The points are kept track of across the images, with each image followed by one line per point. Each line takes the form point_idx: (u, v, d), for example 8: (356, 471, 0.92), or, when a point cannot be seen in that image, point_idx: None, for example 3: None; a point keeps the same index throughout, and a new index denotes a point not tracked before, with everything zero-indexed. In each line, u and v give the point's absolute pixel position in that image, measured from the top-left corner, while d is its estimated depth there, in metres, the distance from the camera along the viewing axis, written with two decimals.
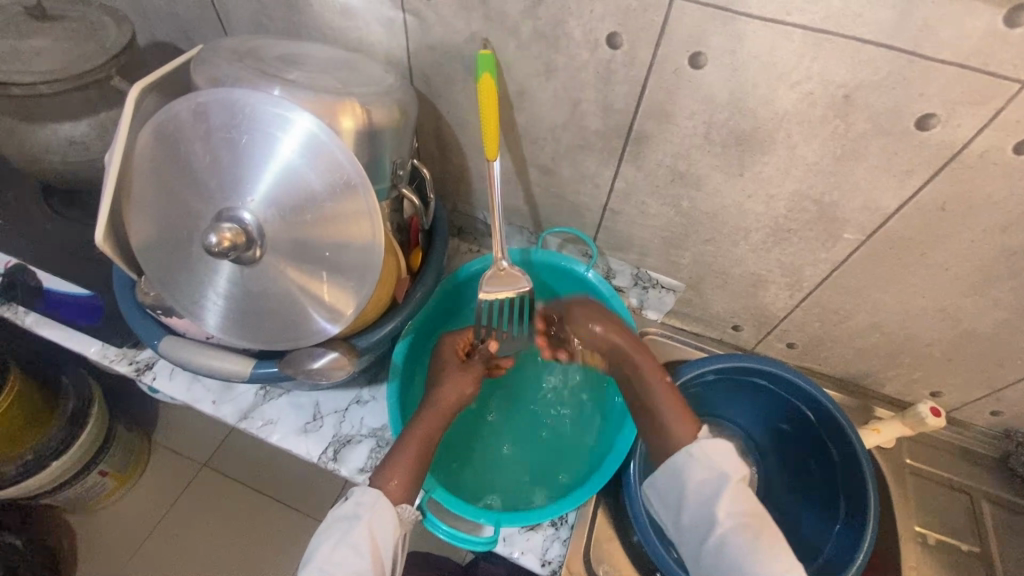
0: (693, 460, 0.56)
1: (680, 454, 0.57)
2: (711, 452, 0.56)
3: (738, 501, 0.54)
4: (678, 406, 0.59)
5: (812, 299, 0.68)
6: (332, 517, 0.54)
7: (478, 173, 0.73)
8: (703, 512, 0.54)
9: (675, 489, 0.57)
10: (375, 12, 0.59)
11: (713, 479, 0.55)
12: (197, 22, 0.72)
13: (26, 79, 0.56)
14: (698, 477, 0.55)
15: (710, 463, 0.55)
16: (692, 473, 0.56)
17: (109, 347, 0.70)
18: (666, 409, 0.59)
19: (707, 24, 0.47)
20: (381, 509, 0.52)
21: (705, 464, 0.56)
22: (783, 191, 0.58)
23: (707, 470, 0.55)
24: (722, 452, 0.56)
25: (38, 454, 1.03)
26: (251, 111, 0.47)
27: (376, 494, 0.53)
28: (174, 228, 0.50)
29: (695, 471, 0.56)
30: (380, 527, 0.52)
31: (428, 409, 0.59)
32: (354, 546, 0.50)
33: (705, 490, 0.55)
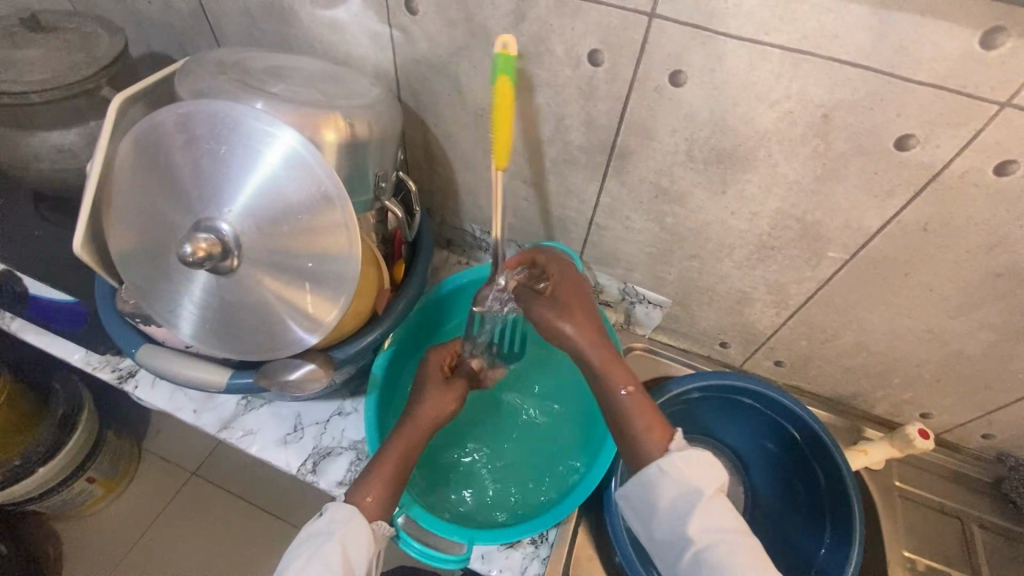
0: (664, 474, 0.52)
1: (650, 470, 0.52)
2: (682, 465, 0.52)
3: (713, 518, 0.51)
4: (652, 416, 0.55)
5: (799, 317, 0.68)
6: (307, 532, 0.53)
7: (466, 187, 0.73)
8: (677, 527, 0.51)
9: (646, 503, 0.53)
10: (363, 26, 0.60)
11: (686, 495, 0.51)
12: (190, 34, 0.73)
13: (15, 88, 0.56)
14: (671, 494, 0.52)
15: (684, 479, 0.51)
16: (664, 489, 0.52)
17: (92, 354, 0.70)
18: (635, 420, 0.55)
19: (687, 43, 0.47)
20: (356, 524, 0.51)
21: (676, 480, 0.51)
22: (766, 209, 0.57)
23: (680, 486, 0.51)
24: (695, 464, 0.52)
25: (26, 461, 1.02)
26: (232, 123, 0.47)
27: (350, 510, 0.52)
28: (153, 238, 0.50)
29: (668, 486, 0.52)
30: (353, 544, 0.51)
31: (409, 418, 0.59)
32: (325, 563, 0.49)
33: (678, 504, 0.51)
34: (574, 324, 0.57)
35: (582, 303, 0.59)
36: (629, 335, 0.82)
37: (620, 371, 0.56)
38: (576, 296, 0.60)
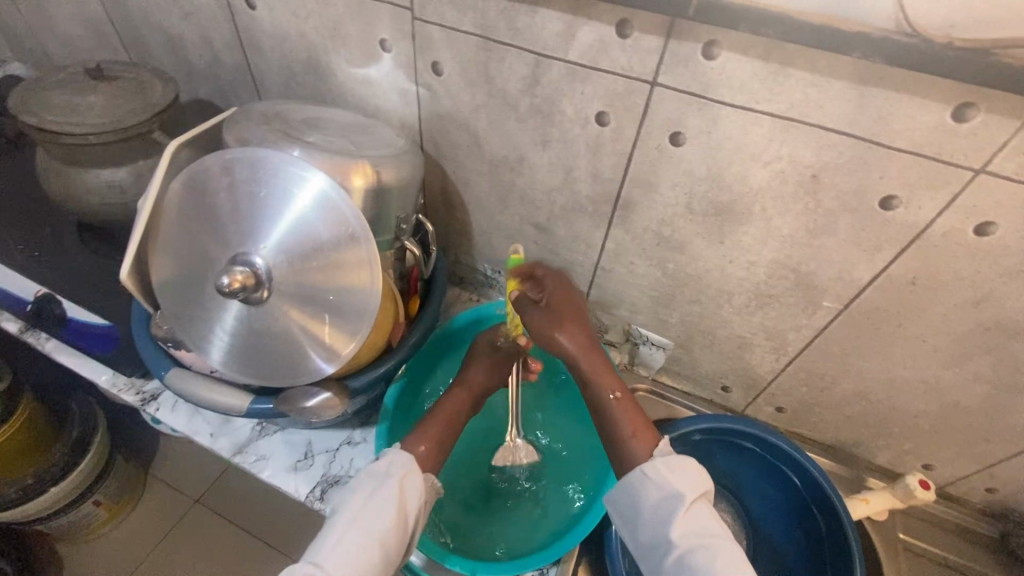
0: (646, 477, 0.54)
1: (634, 474, 0.55)
2: (666, 469, 0.54)
3: (696, 521, 0.52)
4: (638, 421, 0.58)
5: (798, 364, 0.70)
6: (359, 475, 0.57)
7: (480, 229, 0.78)
8: (661, 530, 0.52)
9: (631, 506, 0.55)
10: (392, 83, 0.66)
11: (669, 499, 0.52)
12: (235, 84, 0.80)
13: (78, 130, 0.62)
14: (654, 496, 0.53)
15: (664, 482, 0.53)
16: (648, 492, 0.53)
17: (118, 376, 0.73)
18: (624, 425, 0.58)
19: (686, 108, 0.52)
20: (412, 470, 0.57)
21: (660, 482, 0.53)
22: (763, 259, 0.61)
23: (661, 490, 0.53)
24: (677, 467, 0.54)
25: (39, 479, 1.07)
26: (273, 168, 0.52)
27: (407, 458, 0.57)
28: (191, 268, 0.55)
29: (652, 489, 0.53)
30: (408, 487, 0.55)
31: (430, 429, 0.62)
32: (382, 502, 0.53)
33: (661, 509, 0.52)
34: (570, 335, 0.58)
35: (575, 312, 0.60)
36: (632, 376, 0.84)
37: (611, 377, 0.59)
38: (571, 297, 0.61)
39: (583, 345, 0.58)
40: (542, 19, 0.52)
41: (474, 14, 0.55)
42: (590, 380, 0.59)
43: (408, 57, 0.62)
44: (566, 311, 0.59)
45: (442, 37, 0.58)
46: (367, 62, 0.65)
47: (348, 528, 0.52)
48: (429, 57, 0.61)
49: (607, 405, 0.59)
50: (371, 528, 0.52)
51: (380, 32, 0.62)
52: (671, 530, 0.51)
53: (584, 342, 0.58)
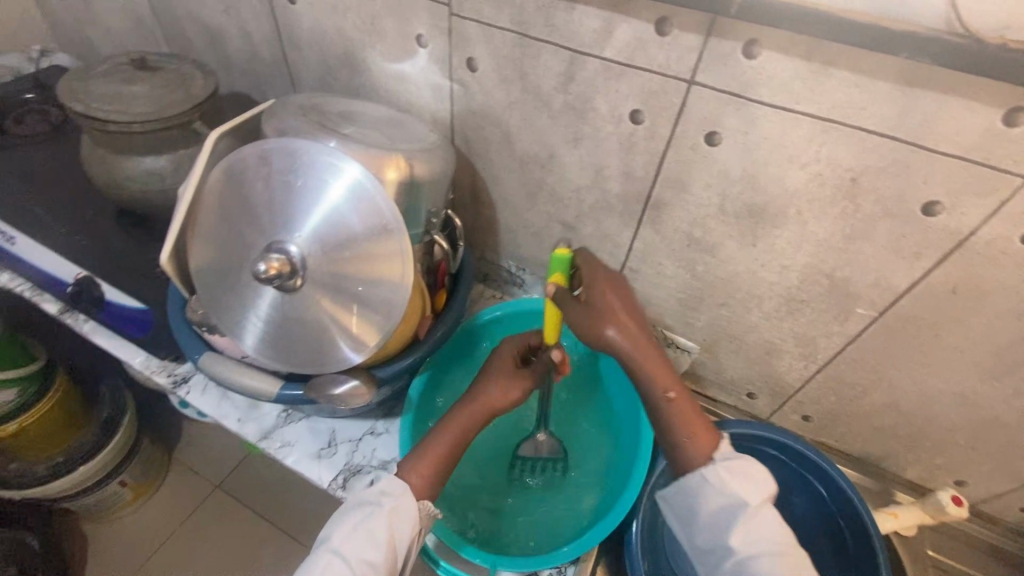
0: (706, 482, 0.55)
1: (693, 478, 0.55)
2: (727, 476, 0.54)
3: (758, 528, 0.52)
4: (696, 421, 0.57)
5: (827, 372, 0.69)
6: (353, 505, 0.56)
7: (506, 226, 0.78)
8: (719, 534, 0.54)
9: (688, 508, 0.56)
10: (427, 79, 0.67)
11: (730, 505, 0.53)
12: (272, 77, 0.81)
13: (123, 118, 0.64)
14: (714, 502, 0.54)
15: (726, 490, 0.53)
16: (707, 497, 0.54)
17: (152, 359, 0.75)
18: (679, 428, 0.56)
19: (723, 107, 0.52)
20: (405, 501, 0.55)
21: (719, 489, 0.54)
22: (795, 263, 0.60)
23: (722, 496, 0.54)
24: (739, 473, 0.54)
25: (69, 457, 1.13)
26: (312, 160, 0.53)
27: (401, 487, 0.55)
28: (227, 255, 0.56)
29: (711, 495, 0.54)
30: (399, 519, 0.54)
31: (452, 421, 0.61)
32: (370, 534, 0.52)
33: (721, 513, 0.54)
34: (622, 331, 0.55)
35: (628, 307, 0.56)
36: None
37: (667, 375, 0.56)
38: (615, 292, 0.56)
39: (637, 345, 0.55)
40: (580, 16, 0.52)
41: (511, 10, 0.55)
42: (644, 383, 0.56)
43: (444, 53, 0.63)
44: (613, 310, 0.55)
45: (478, 33, 0.59)
46: (403, 57, 0.66)
47: (334, 557, 0.50)
48: (464, 53, 0.62)
49: (662, 407, 0.56)
50: (358, 559, 0.51)
51: (417, 27, 0.62)
52: (731, 536, 0.53)
53: (638, 343, 0.55)
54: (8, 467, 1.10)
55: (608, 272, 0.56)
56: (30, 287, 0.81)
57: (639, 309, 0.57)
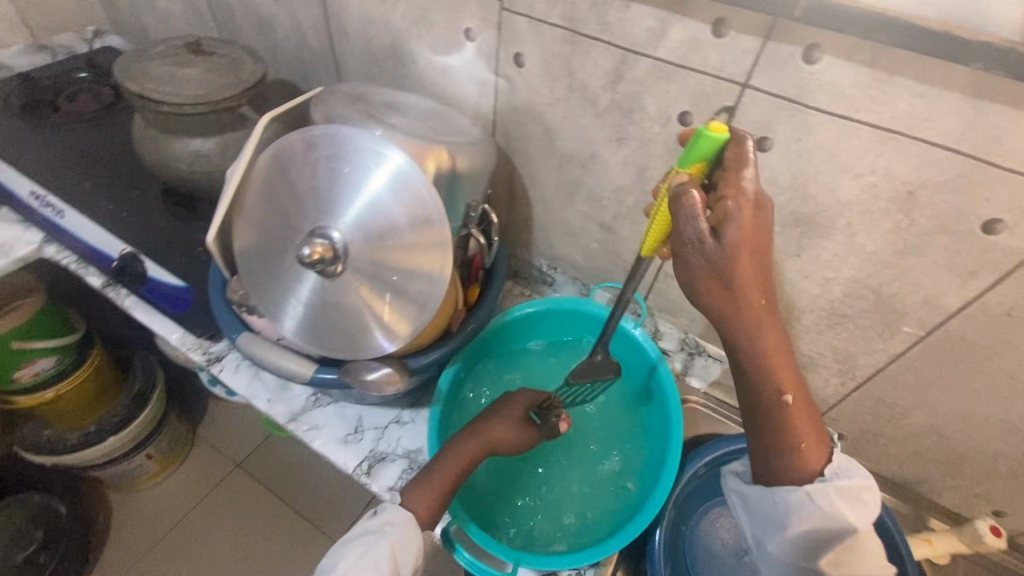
0: (809, 501, 0.47)
1: (793, 493, 0.48)
2: (836, 499, 0.47)
3: (851, 554, 0.47)
4: (808, 430, 0.48)
5: (864, 390, 0.67)
6: (359, 530, 0.56)
7: (541, 224, 0.78)
8: (805, 550, 0.49)
9: (773, 518, 0.50)
10: (472, 73, 0.67)
11: (830, 531, 0.47)
12: (318, 66, 0.82)
13: (176, 100, 0.66)
14: (813, 525, 0.47)
15: (831, 515, 0.46)
16: (805, 519, 0.47)
17: (188, 336, 0.76)
18: (793, 435, 0.48)
19: (776, 113, 0.51)
20: (409, 532, 0.54)
21: (823, 513, 0.47)
22: (840, 276, 0.58)
23: (826, 521, 0.47)
24: (850, 495, 0.47)
25: (100, 427, 1.17)
26: (358, 148, 0.54)
27: (405, 516, 0.55)
28: (270, 239, 0.57)
29: (810, 518, 0.47)
30: (402, 550, 0.53)
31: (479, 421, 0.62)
32: (373, 565, 0.52)
33: (814, 535, 0.48)
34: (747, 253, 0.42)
35: (760, 276, 0.43)
36: (684, 387, 0.80)
37: (787, 372, 0.46)
38: (753, 262, 0.42)
39: (763, 337, 0.45)
40: (635, 14, 0.51)
41: (564, 6, 0.55)
42: (760, 378, 0.46)
43: (492, 47, 0.63)
44: (744, 274, 0.42)
45: (528, 29, 0.59)
46: (451, 50, 0.66)
47: None
48: (512, 48, 0.61)
49: (775, 410, 0.47)
50: None
51: (466, 21, 0.62)
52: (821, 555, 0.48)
53: (763, 322, 0.45)
54: (44, 434, 1.16)
55: (754, 220, 0.41)
56: (74, 259, 0.85)
57: (771, 277, 0.44)
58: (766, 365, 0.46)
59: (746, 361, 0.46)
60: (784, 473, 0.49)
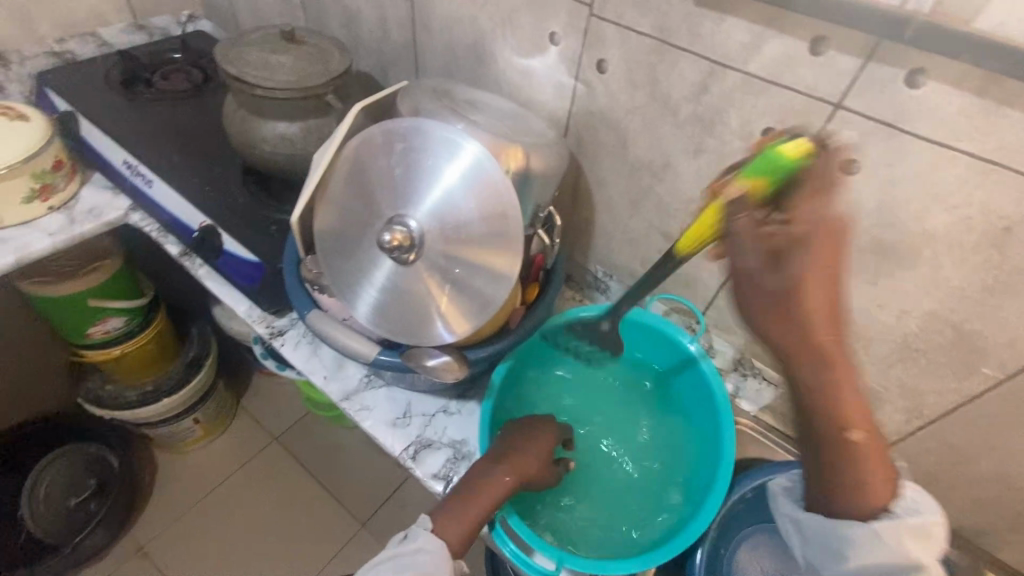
0: (852, 528, 0.51)
1: (858, 530, 0.51)
2: (897, 530, 0.50)
3: None
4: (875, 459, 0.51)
5: (930, 430, 0.64)
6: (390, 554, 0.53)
7: (602, 230, 0.78)
8: None
9: (832, 550, 0.52)
10: (551, 76, 0.68)
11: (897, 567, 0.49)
12: (397, 61, 0.85)
13: (269, 84, 0.70)
14: (875, 558, 0.49)
15: (896, 548, 0.49)
16: (866, 552, 0.50)
17: (255, 309, 0.82)
18: (862, 467, 0.51)
19: (869, 135, 0.49)
20: (439, 564, 0.52)
21: (886, 546, 0.49)
22: (918, 308, 0.56)
23: (889, 556, 0.49)
24: (902, 527, 0.50)
25: (156, 388, 1.24)
26: (444, 142, 0.56)
27: (438, 546, 0.53)
28: (349, 222, 0.60)
29: (873, 551, 0.50)
30: None
31: (529, 434, 0.62)
32: None
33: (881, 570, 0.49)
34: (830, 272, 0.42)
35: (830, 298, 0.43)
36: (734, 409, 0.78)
37: (857, 410, 0.48)
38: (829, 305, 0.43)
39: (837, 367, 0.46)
40: (729, 27, 0.51)
41: (656, 16, 0.55)
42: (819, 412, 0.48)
43: (575, 52, 0.64)
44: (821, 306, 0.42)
45: (615, 36, 0.59)
46: (532, 53, 0.67)
47: None
48: (596, 54, 0.62)
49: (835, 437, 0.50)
50: None
51: (552, 25, 0.64)
52: None
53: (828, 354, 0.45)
54: (105, 389, 1.23)
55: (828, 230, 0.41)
56: (157, 228, 0.91)
57: (841, 311, 0.44)
58: (829, 389, 0.47)
59: (809, 395, 0.48)
60: (837, 502, 0.53)
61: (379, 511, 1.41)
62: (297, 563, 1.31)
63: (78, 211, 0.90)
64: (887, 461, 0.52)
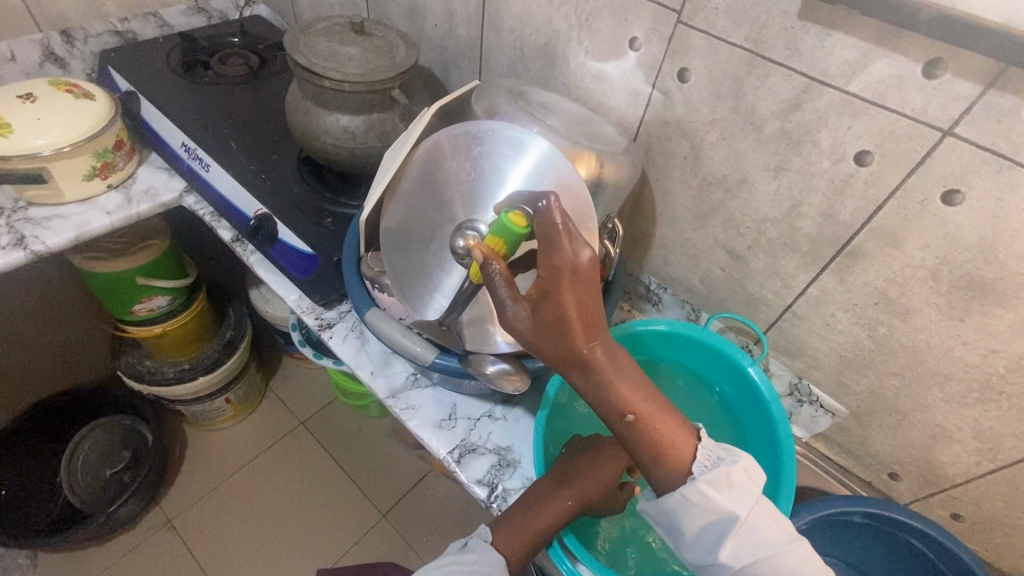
0: (690, 504, 0.47)
1: (673, 499, 0.47)
2: (713, 486, 0.47)
3: (755, 533, 0.47)
4: (650, 443, 0.47)
5: (1004, 476, 0.61)
6: (443, 561, 0.55)
7: (662, 242, 0.75)
8: (710, 548, 0.47)
9: (667, 526, 0.49)
10: (626, 83, 0.66)
11: (719, 520, 0.47)
12: (459, 57, 0.84)
13: (338, 77, 0.69)
14: (702, 521, 0.47)
15: (711, 506, 0.47)
16: (691, 519, 0.47)
17: (304, 300, 0.82)
18: (643, 448, 0.47)
19: (978, 166, 0.47)
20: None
21: (703, 508, 0.47)
22: (1008, 350, 0.53)
23: (708, 514, 0.47)
24: (723, 483, 0.47)
25: (193, 367, 1.27)
26: (525, 151, 0.54)
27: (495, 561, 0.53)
28: (415, 223, 0.59)
29: (695, 516, 0.47)
30: None
31: (593, 458, 0.60)
32: None
33: (712, 530, 0.47)
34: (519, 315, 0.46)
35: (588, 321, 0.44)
36: None
37: (636, 391, 0.47)
38: (578, 320, 0.44)
39: (602, 371, 0.46)
40: (834, 44, 0.49)
41: (751, 26, 0.53)
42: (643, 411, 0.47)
43: (656, 59, 0.62)
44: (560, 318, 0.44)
45: (702, 45, 0.57)
46: (609, 57, 0.65)
47: None
48: (678, 63, 0.60)
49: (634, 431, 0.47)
50: None
51: (634, 30, 0.62)
52: (726, 549, 0.47)
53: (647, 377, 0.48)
54: (145, 364, 1.25)
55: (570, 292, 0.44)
56: (210, 211, 0.92)
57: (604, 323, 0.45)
58: (609, 397, 0.46)
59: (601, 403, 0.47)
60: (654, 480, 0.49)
61: (400, 503, 1.41)
62: (317, 551, 1.31)
63: (135, 191, 0.91)
64: (672, 426, 0.48)
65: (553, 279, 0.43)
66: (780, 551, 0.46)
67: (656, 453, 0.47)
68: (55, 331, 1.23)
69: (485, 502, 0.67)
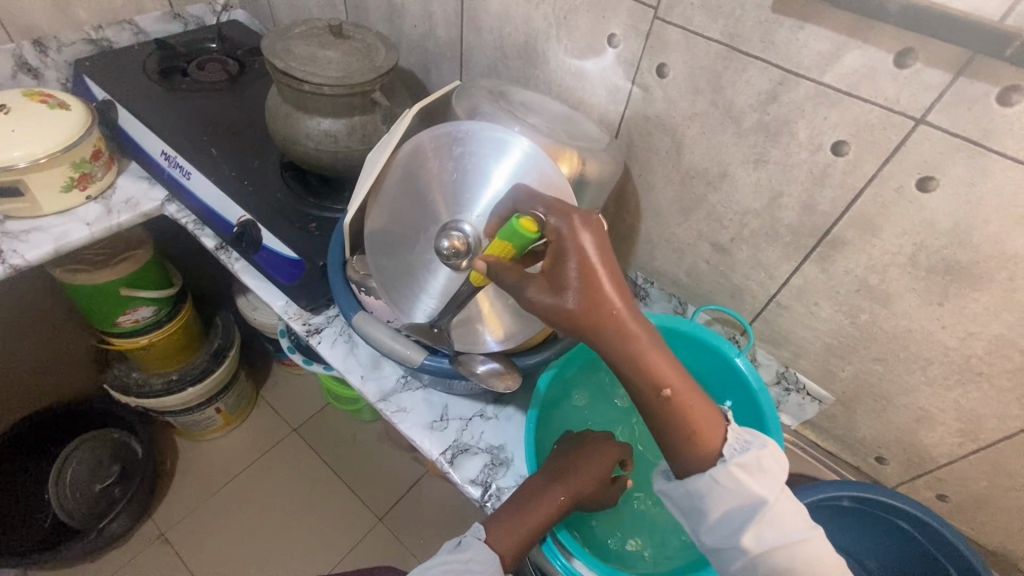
0: (719, 486, 0.48)
1: (701, 481, 0.48)
2: (743, 469, 0.48)
3: (780, 522, 0.47)
4: (689, 422, 0.48)
5: (986, 456, 0.62)
6: (439, 559, 0.56)
7: (647, 237, 0.76)
8: (733, 533, 0.48)
9: (692, 508, 0.50)
10: (606, 80, 0.66)
11: (747, 505, 0.47)
12: (439, 58, 0.84)
13: (318, 80, 0.68)
14: (728, 504, 0.47)
15: (740, 489, 0.47)
16: (717, 500, 0.48)
17: (291, 306, 0.82)
18: (683, 426, 0.48)
19: (951, 153, 0.48)
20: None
21: (732, 490, 0.47)
22: (986, 332, 0.54)
23: (737, 497, 0.47)
24: (754, 468, 0.48)
25: (181, 377, 1.25)
26: (508, 152, 0.54)
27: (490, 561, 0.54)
28: (400, 226, 0.59)
29: (721, 498, 0.48)
30: None
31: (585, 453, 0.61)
32: None
33: (738, 514, 0.47)
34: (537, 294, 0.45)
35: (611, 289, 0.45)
36: None
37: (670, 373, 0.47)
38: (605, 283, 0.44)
39: (639, 353, 0.45)
40: (807, 36, 0.50)
41: (727, 21, 0.54)
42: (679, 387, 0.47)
43: (635, 54, 0.62)
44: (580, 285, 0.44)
45: (680, 40, 0.58)
46: (588, 54, 0.66)
47: None
48: (657, 58, 0.61)
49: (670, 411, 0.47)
50: None
51: (612, 27, 0.62)
52: (749, 535, 0.47)
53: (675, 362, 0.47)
54: (132, 376, 1.24)
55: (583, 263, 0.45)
56: (193, 219, 0.91)
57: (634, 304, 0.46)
58: (644, 372, 0.46)
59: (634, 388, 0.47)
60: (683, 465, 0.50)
61: (397, 505, 1.41)
62: (314, 557, 1.30)
63: (114, 201, 0.90)
64: (706, 411, 0.49)
65: (571, 242, 0.44)
66: (802, 540, 0.47)
67: (695, 431, 0.48)
68: (38, 346, 1.21)
69: (480, 501, 0.67)
